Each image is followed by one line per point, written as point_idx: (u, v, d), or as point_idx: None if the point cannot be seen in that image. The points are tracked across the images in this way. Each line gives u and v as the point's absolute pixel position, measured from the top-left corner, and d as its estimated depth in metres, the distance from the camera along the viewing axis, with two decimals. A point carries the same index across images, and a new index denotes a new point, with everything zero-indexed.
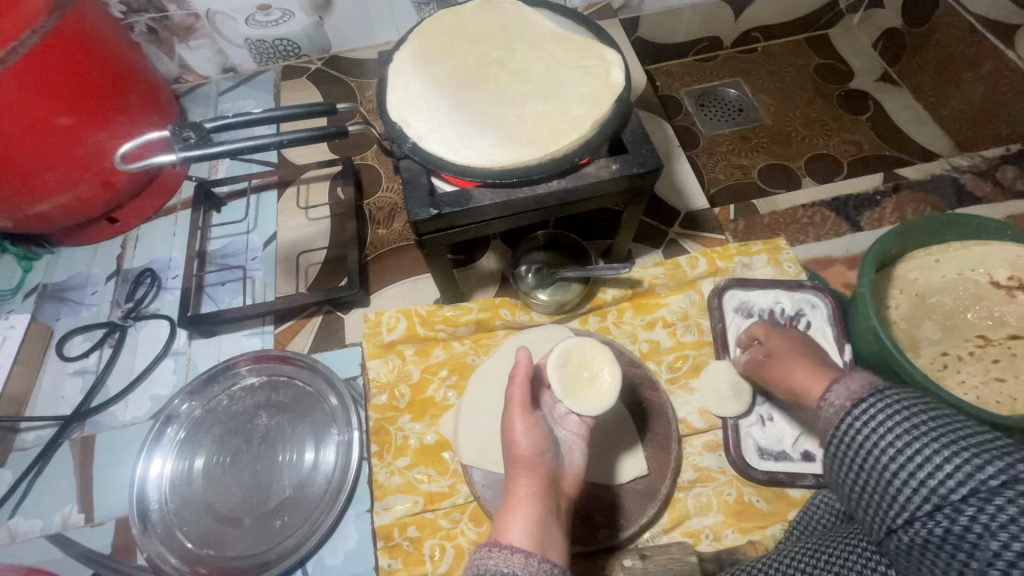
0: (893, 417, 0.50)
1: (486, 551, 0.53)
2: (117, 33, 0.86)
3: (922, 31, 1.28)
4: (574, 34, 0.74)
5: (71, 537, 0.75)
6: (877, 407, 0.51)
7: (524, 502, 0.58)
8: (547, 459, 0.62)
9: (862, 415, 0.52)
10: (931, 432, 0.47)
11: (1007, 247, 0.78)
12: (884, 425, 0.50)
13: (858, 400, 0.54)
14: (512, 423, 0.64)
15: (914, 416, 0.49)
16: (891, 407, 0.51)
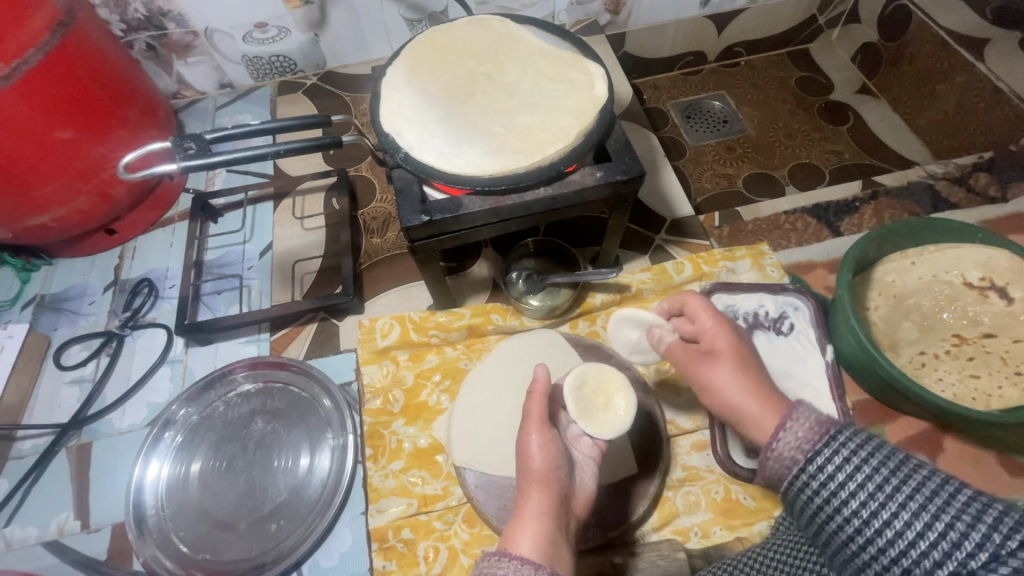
0: (848, 466, 0.46)
1: (495, 561, 0.53)
2: (117, 50, 0.88)
3: (897, 45, 1.33)
4: (559, 49, 0.77)
5: (66, 544, 0.76)
6: (833, 454, 0.47)
7: (537, 517, 0.58)
8: (560, 479, 0.63)
9: (819, 465, 0.48)
10: (891, 484, 0.43)
11: (978, 249, 0.81)
12: (844, 476, 0.46)
13: (813, 446, 0.49)
14: (528, 439, 0.65)
15: (872, 465, 0.45)
16: (847, 455, 0.47)
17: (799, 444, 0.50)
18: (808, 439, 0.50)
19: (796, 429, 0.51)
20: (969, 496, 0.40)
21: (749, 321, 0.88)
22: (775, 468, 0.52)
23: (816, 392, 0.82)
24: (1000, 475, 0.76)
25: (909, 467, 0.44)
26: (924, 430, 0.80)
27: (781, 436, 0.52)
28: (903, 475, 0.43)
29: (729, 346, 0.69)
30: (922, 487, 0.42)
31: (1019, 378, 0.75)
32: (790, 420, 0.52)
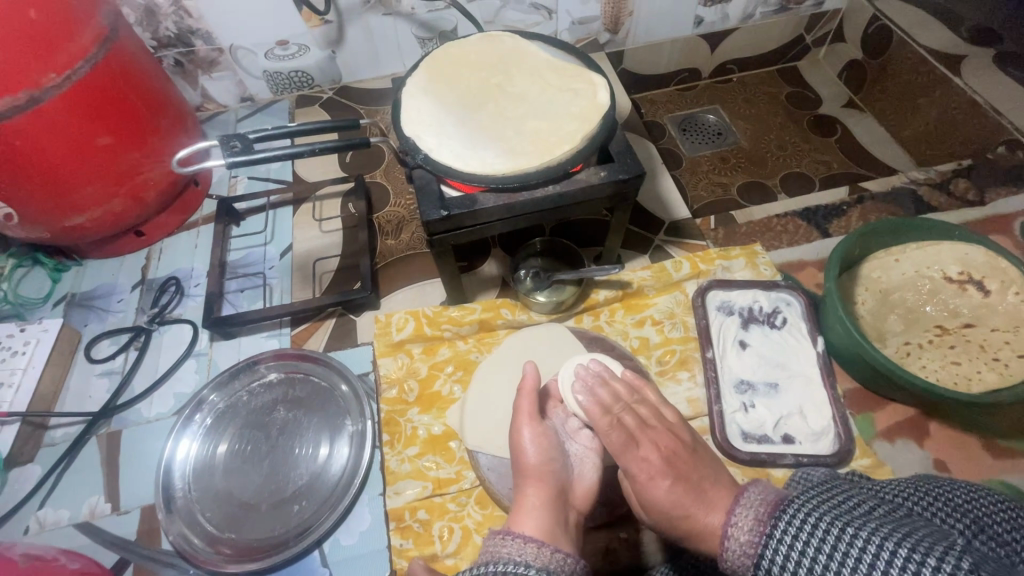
0: (798, 551, 0.52)
1: (499, 540, 0.58)
2: (153, 64, 0.95)
3: (880, 62, 1.41)
4: (565, 62, 0.84)
5: (97, 525, 0.79)
6: (777, 544, 0.54)
7: (535, 506, 0.64)
8: (555, 471, 0.68)
9: (770, 559, 0.54)
10: (835, 560, 0.50)
11: (956, 246, 0.86)
12: (794, 563, 0.52)
13: (760, 542, 0.55)
14: (521, 437, 0.71)
15: (816, 546, 0.51)
16: (792, 542, 0.53)
17: (748, 540, 0.56)
18: (753, 535, 0.56)
19: (741, 523, 0.57)
20: (900, 556, 0.47)
21: (744, 315, 0.93)
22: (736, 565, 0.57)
23: (809, 381, 0.87)
24: (985, 457, 0.81)
25: (845, 538, 0.51)
26: (911, 416, 0.85)
27: (730, 535, 0.57)
28: (843, 549, 0.50)
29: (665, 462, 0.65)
30: (862, 557, 0.49)
31: (998, 364, 0.79)
32: (736, 518, 0.58)
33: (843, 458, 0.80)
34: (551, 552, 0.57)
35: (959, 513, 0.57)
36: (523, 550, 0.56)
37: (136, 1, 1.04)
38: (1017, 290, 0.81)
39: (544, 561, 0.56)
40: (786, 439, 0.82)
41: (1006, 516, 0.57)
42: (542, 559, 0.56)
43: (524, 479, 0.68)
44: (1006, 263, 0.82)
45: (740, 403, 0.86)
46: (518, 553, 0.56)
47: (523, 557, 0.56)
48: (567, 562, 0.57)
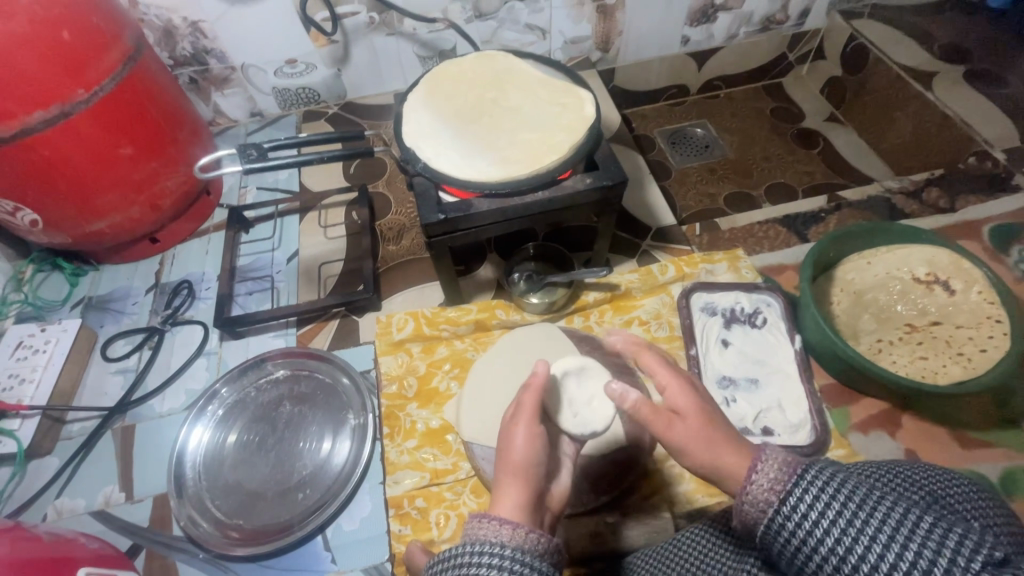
0: (821, 505, 0.48)
1: (477, 521, 0.53)
2: (172, 81, 1.02)
3: (858, 78, 1.48)
4: (555, 79, 0.91)
5: (112, 513, 0.84)
6: (804, 494, 0.48)
7: (518, 492, 0.57)
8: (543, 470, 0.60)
9: (794, 507, 0.48)
10: (861, 519, 0.46)
11: (923, 249, 0.92)
12: (817, 515, 0.48)
13: (785, 486, 0.49)
14: (517, 431, 0.61)
15: (843, 501, 0.47)
16: (818, 492, 0.48)
17: (772, 485, 0.50)
18: (780, 480, 0.50)
19: (766, 471, 0.51)
20: (930, 522, 0.44)
21: (727, 316, 0.98)
22: (750, 513, 0.51)
23: (788, 377, 0.91)
24: (952, 447, 0.86)
25: (874, 500, 0.46)
26: (884, 409, 0.90)
27: (753, 478, 0.51)
28: (870, 508, 0.46)
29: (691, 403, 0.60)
30: (889, 518, 0.45)
31: (961, 357, 0.85)
32: (761, 461, 0.52)
33: (819, 448, 0.84)
34: (528, 532, 0.52)
35: (914, 487, 0.56)
36: (499, 533, 0.51)
37: (155, 23, 1.11)
38: (980, 288, 0.86)
39: (519, 542, 0.51)
40: (766, 431, 0.87)
41: (960, 489, 0.56)
42: (515, 539, 0.51)
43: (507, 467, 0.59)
44: (968, 263, 0.88)
45: (723, 398, 0.90)
46: (493, 535, 0.51)
47: (499, 539, 0.51)
48: (540, 541, 0.52)
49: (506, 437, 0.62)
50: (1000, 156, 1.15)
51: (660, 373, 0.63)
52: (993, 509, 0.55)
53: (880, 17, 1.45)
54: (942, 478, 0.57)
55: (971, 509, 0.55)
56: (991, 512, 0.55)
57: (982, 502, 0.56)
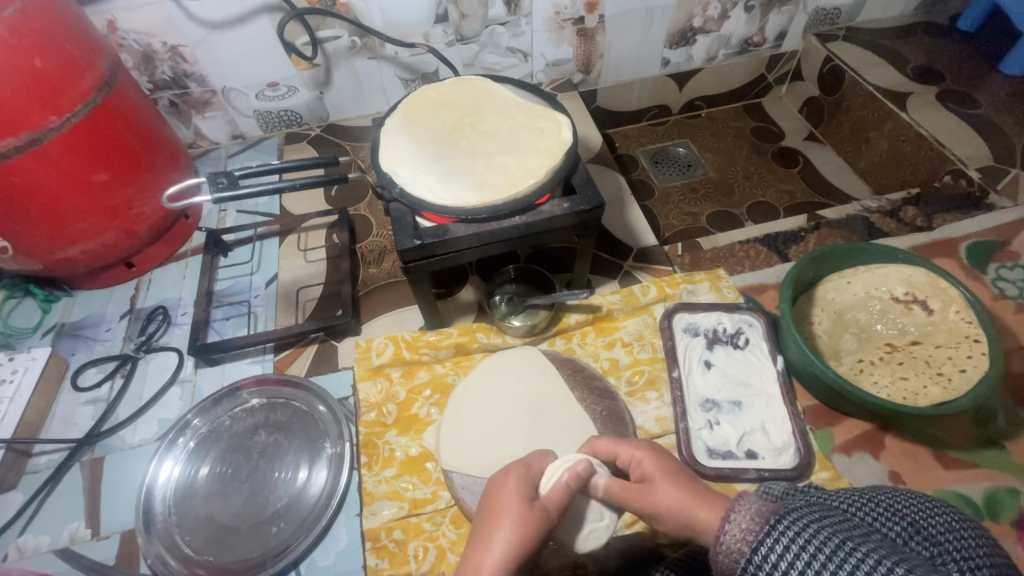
0: (791, 553, 0.48)
1: None
2: (149, 106, 1.01)
3: (835, 98, 1.50)
4: (533, 103, 0.91)
5: (77, 551, 0.81)
6: (776, 542, 0.49)
7: (488, 562, 0.55)
8: (526, 549, 0.57)
9: (765, 556, 0.49)
10: (829, 568, 0.46)
11: (900, 268, 0.93)
12: (787, 564, 0.48)
13: (756, 536, 0.50)
14: (506, 503, 0.60)
15: (812, 550, 0.47)
16: (788, 541, 0.49)
17: (743, 536, 0.51)
18: (751, 530, 0.51)
19: (739, 521, 0.52)
20: (900, 574, 0.44)
21: (709, 337, 0.98)
22: (725, 562, 0.52)
23: (770, 399, 0.90)
24: (936, 468, 0.85)
25: (843, 550, 0.46)
26: (867, 430, 0.90)
27: (725, 529, 0.52)
28: (838, 558, 0.46)
29: (653, 467, 0.64)
30: (856, 569, 0.45)
31: (940, 377, 0.85)
32: (734, 511, 0.53)
33: (803, 472, 0.83)
34: None
35: (896, 517, 0.56)
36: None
37: (134, 48, 1.11)
38: (958, 308, 0.86)
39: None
40: (750, 454, 0.85)
41: (943, 520, 0.55)
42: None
43: (483, 531, 0.58)
44: (945, 282, 0.88)
45: (706, 420, 0.89)
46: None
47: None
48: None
49: (489, 500, 0.61)
50: (975, 175, 1.17)
51: (616, 447, 0.68)
52: (977, 539, 0.54)
53: (854, 39, 1.49)
54: (923, 506, 0.56)
55: (951, 544, 0.53)
56: (972, 543, 0.53)
57: (964, 531, 0.54)
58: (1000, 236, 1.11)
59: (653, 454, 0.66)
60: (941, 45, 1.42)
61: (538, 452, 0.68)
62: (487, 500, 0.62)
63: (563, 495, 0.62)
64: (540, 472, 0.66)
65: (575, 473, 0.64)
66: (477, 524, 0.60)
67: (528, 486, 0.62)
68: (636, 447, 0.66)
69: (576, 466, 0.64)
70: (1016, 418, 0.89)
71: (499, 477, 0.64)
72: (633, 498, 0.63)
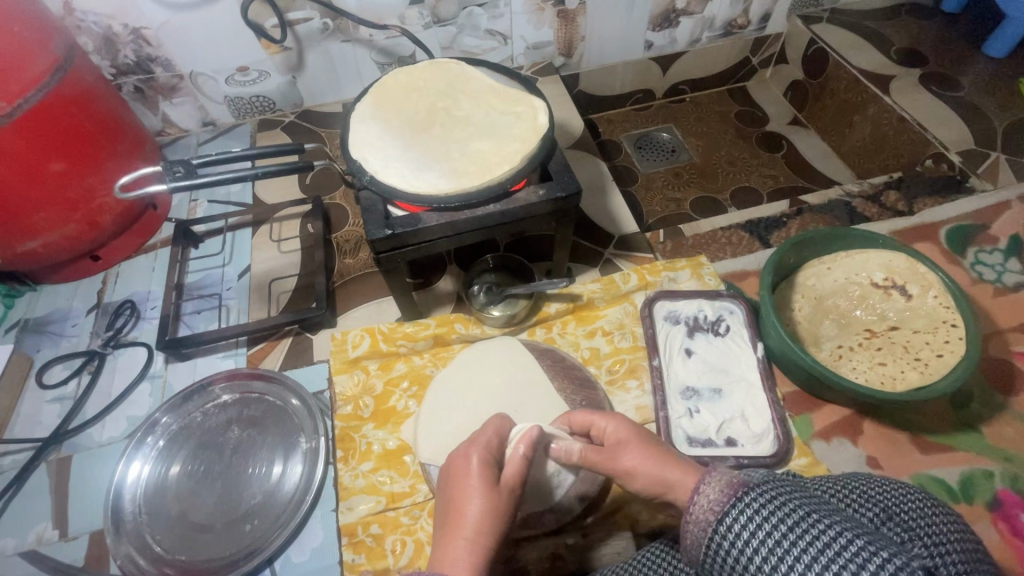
0: (755, 524, 0.47)
1: None
2: (109, 92, 0.97)
3: (819, 82, 1.49)
4: (508, 87, 0.89)
5: (44, 552, 0.79)
6: (741, 514, 0.48)
7: (461, 549, 0.54)
8: (496, 528, 0.56)
9: (729, 527, 0.48)
10: (791, 539, 0.46)
11: (880, 253, 0.93)
12: (750, 535, 0.47)
13: (723, 507, 0.49)
14: (470, 486, 0.58)
15: (776, 521, 0.47)
16: (754, 512, 0.48)
17: (710, 506, 0.50)
18: (719, 500, 0.50)
19: (708, 491, 0.51)
20: (859, 545, 0.43)
21: (690, 324, 0.97)
22: (693, 533, 0.51)
23: (751, 386, 0.90)
24: (913, 453, 0.86)
25: (806, 522, 0.46)
26: (846, 416, 0.90)
27: (694, 498, 0.52)
28: (802, 530, 0.46)
29: (628, 431, 0.63)
30: (818, 540, 0.45)
31: (918, 363, 0.84)
32: (704, 483, 0.52)
33: (782, 459, 0.83)
34: None
35: (870, 503, 0.55)
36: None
37: (94, 30, 1.06)
38: (935, 292, 0.87)
39: None
40: (729, 441, 0.85)
41: (913, 506, 0.55)
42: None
43: (451, 520, 0.56)
44: (924, 268, 0.88)
45: (686, 409, 0.88)
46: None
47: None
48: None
49: (453, 484, 0.60)
50: (955, 159, 1.17)
51: (591, 418, 0.67)
52: (949, 526, 0.54)
53: (839, 21, 1.47)
54: (895, 493, 0.56)
55: (925, 529, 0.53)
56: (944, 531, 0.53)
57: (936, 519, 0.54)
58: (981, 220, 1.10)
59: (627, 422, 0.65)
60: (925, 27, 1.41)
61: (496, 421, 0.66)
62: (451, 482, 0.60)
63: (523, 467, 0.61)
64: (500, 441, 0.65)
65: (529, 442, 0.62)
66: (443, 512, 0.58)
67: (491, 464, 0.61)
68: (611, 417, 0.65)
69: (530, 432, 0.63)
70: (992, 402, 0.89)
71: (461, 455, 0.62)
72: (603, 462, 0.63)
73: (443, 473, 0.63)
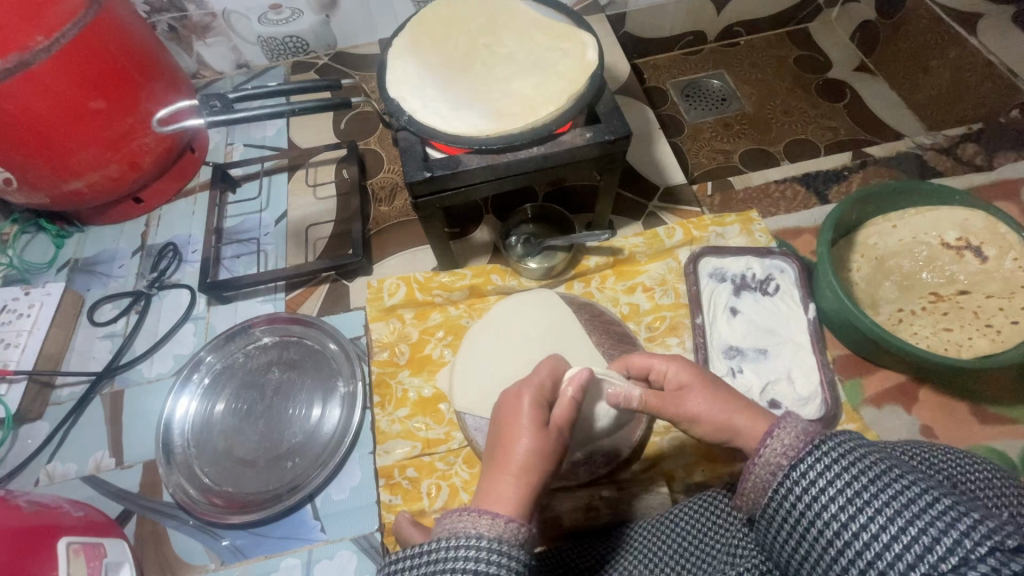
0: (832, 472, 0.45)
1: (456, 515, 0.49)
2: (144, 28, 0.94)
3: (893, 22, 1.35)
4: (554, 21, 0.82)
5: (103, 477, 0.83)
6: (817, 461, 0.46)
7: (509, 486, 0.53)
8: (544, 469, 0.55)
9: (804, 473, 0.46)
10: (871, 491, 0.43)
11: (955, 211, 0.86)
12: (826, 482, 0.45)
13: (798, 453, 0.48)
14: (519, 425, 0.57)
15: (855, 471, 0.44)
16: (832, 461, 0.46)
17: (784, 450, 0.48)
18: (794, 446, 0.48)
19: (782, 436, 0.49)
20: (947, 505, 0.41)
21: (737, 282, 0.92)
22: (758, 475, 0.50)
23: (799, 347, 0.86)
24: (972, 423, 0.81)
25: (889, 476, 0.43)
26: (900, 382, 0.86)
27: (767, 442, 0.50)
28: (883, 483, 0.43)
29: (691, 375, 0.61)
30: (900, 494, 0.42)
31: (989, 329, 0.79)
32: (778, 428, 0.50)
33: (829, 423, 0.79)
34: (507, 522, 0.48)
35: (934, 469, 0.52)
36: (477, 524, 0.48)
37: None
38: (1015, 255, 0.80)
39: (500, 533, 0.47)
40: (773, 404, 0.82)
41: (980, 477, 0.51)
42: (495, 531, 0.47)
43: (500, 458, 0.55)
44: (1005, 228, 0.81)
45: (729, 368, 0.85)
46: (471, 526, 0.47)
47: (475, 532, 0.47)
48: (522, 533, 0.48)
49: (503, 422, 0.58)
50: None
51: (651, 360, 0.64)
52: (1020, 501, 0.50)
53: None
54: (964, 462, 0.53)
55: (993, 499, 0.49)
56: (1013, 501, 0.49)
57: (1008, 490, 0.50)
58: None
59: (687, 371, 0.61)
60: None
61: (550, 362, 0.65)
62: (502, 420, 0.58)
63: (573, 411, 0.60)
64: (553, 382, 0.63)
65: (579, 385, 0.61)
66: (489, 452, 0.57)
67: (543, 404, 0.59)
68: (671, 358, 0.62)
69: (581, 375, 0.61)
70: None
71: (512, 395, 0.60)
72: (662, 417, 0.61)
73: (495, 411, 0.62)
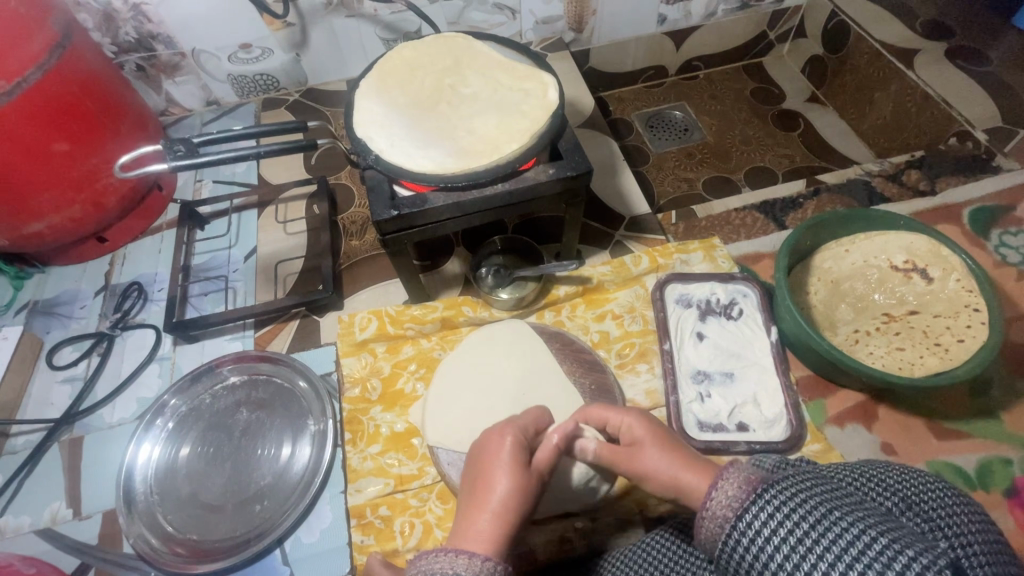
0: (775, 522, 0.46)
1: (430, 554, 0.50)
2: (111, 70, 0.94)
3: (839, 57, 1.44)
4: (516, 63, 0.86)
5: (59, 530, 0.80)
6: (760, 510, 0.47)
7: (485, 521, 0.53)
8: (521, 510, 0.55)
9: (749, 524, 0.47)
10: (812, 536, 0.45)
11: (901, 236, 0.90)
12: (771, 531, 0.46)
13: (742, 503, 0.48)
14: (499, 463, 0.57)
15: (796, 519, 0.46)
16: (774, 509, 0.47)
17: (729, 502, 0.49)
18: (737, 497, 0.49)
19: (726, 487, 0.50)
20: (882, 544, 0.43)
21: (702, 308, 0.95)
22: (710, 528, 0.50)
23: (764, 370, 0.88)
24: (929, 439, 0.84)
25: (829, 519, 0.45)
26: (859, 401, 0.89)
27: (712, 495, 0.50)
28: (823, 527, 0.45)
29: (645, 430, 0.62)
30: (840, 538, 0.44)
31: (938, 348, 0.82)
32: (722, 478, 0.51)
33: (794, 444, 0.81)
34: (483, 561, 0.49)
35: (888, 492, 0.54)
36: (454, 564, 0.49)
37: (94, 6, 1.03)
38: (958, 276, 0.84)
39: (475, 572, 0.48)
40: (741, 426, 0.83)
41: (932, 496, 0.53)
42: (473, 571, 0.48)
43: (477, 496, 0.55)
44: (946, 251, 0.86)
45: (697, 393, 0.87)
46: (449, 566, 0.48)
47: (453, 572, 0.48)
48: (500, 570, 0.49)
49: (483, 461, 0.59)
50: (981, 137, 1.14)
51: (607, 413, 0.66)
52: (969, 518, 0.52)
53: None
54: (914, 480, 0.55)
55: (946, 519, 0.51)
56: (963, 521, 0.51)
57: (957, 509, 0.52)
58: (1005, 201, 1.07)
59: (644, 420, 0.63)
60: None
61: (533, 411, 0.65)
62: (479, 462, 0.58)
63: (555, 458, 0.60)
64: (537, 429, 0.64)
65: (564, 435, 0.61)
66: (466, 488, 0.58)
67: (524, 447, 0.59)
68: (626, 412, 0.64)
69: (568, 425, 0.62)
70: (1013, 389, 0.87)
71: (492, 436, 0.60)
72: (622, 462, 0.61)
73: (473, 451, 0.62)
